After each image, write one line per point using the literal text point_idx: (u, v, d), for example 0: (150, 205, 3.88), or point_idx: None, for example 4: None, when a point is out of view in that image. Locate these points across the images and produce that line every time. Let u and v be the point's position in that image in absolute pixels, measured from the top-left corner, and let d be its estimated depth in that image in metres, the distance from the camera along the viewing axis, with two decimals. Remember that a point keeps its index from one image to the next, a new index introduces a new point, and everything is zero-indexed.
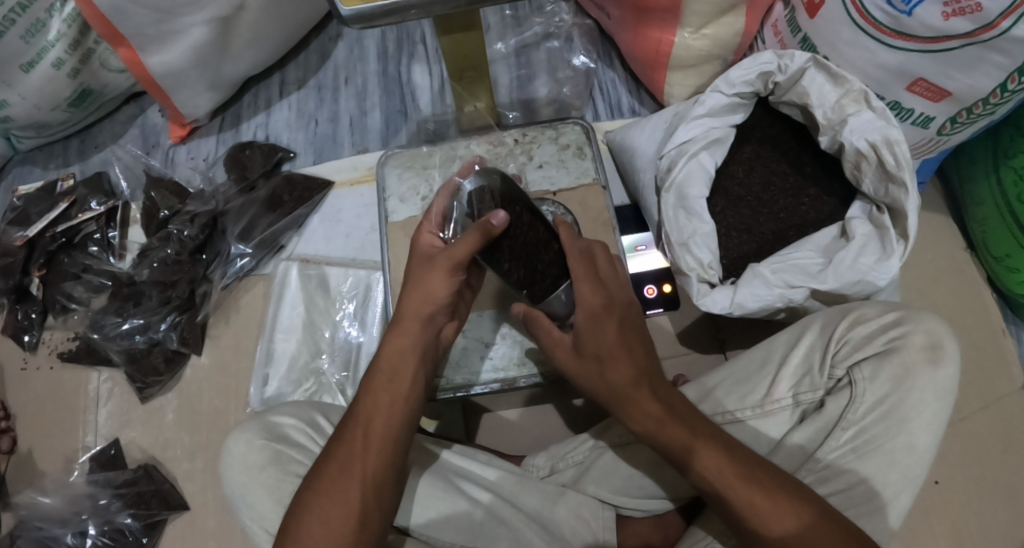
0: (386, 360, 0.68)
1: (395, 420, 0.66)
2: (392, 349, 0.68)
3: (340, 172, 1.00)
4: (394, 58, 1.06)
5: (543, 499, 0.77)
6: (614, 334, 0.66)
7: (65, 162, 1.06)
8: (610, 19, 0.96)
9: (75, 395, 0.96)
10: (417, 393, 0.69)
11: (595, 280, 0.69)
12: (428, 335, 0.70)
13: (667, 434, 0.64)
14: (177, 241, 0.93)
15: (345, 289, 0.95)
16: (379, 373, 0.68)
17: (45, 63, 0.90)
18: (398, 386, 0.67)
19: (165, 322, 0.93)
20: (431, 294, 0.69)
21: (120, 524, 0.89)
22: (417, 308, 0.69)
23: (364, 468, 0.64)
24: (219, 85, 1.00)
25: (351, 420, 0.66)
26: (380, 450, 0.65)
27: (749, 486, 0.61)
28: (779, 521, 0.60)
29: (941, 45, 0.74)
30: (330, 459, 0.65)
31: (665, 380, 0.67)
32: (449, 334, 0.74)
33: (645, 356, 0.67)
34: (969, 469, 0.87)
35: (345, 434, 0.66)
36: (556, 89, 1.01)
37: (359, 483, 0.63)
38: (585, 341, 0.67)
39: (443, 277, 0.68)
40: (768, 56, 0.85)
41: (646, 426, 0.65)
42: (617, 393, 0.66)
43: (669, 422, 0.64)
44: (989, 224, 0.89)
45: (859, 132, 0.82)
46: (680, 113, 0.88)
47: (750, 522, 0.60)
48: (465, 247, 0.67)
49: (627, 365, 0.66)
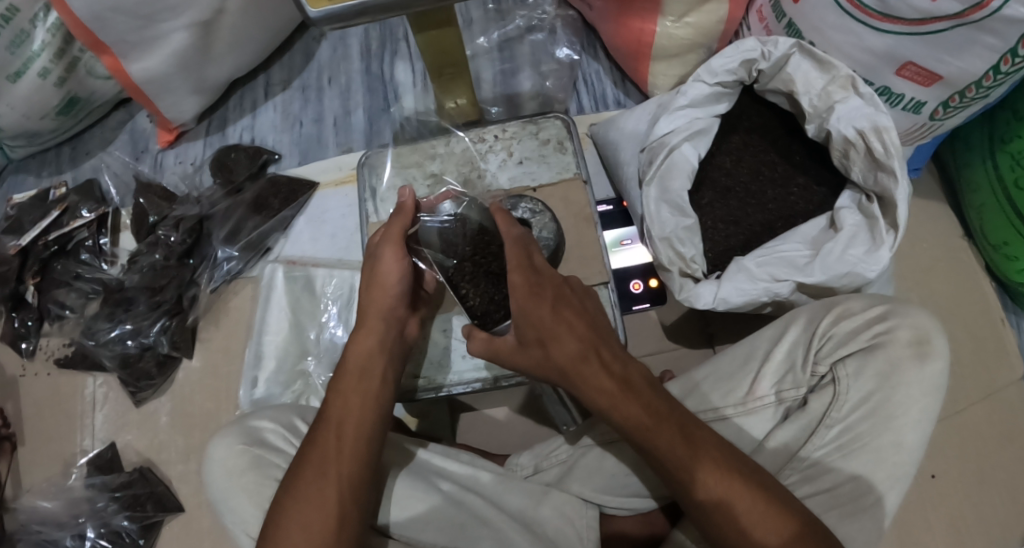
0: (351, 364, 0.69)
1: (367, 421, 0.67)
2: (358, 353, 0.70)
3: (325, 172, 1.00)
4: (378, 56, 1.05)
5: (527, 498, 0.77)
6: (550, 312, 0.66)
7: (58, 169, 1.06)
8: (592, 10, 0.94)
9: (72, 400, 0.98)
10: (387, 392, 0.70)
11: (523, 264, 0.68)
12: (391, 332, 0.72)
13: (620, 410, 0.64)
14: (165, 246, 0.95)
15: (330, 290, 0.95)
16: (348, 376, 0.69)
17: (32, 74, 0.91)
18: (368, 387, 0.69)
19: (156, 327, 0.94)
20: (386, 284, 0.72)
21: (116, 526, 0.90)
22: (377, 302, 0.72)
23: (339, 471, 0.63)
24: (204, 88, 1.00)
25: (323, 425, 0.66)
26: (354, 450, 0.65)
27: (705, 464, 0.60)
28: (742, 503, 0.59)
29: (930, 27, 0.71)
30: (304, 464, 0.64)
31: (616, 351, 0.66)
32: (414, 331, 0.77)
33: (590, 332, 0.66)
34: (966, 463, 0.85)
35: (318, 438, 0.65)
36: (540, 82, 0.99)
37: (335, 485, 0.62)
38: (525, 326, 0.66)
39: (391, 261, 0.72)
40: (752, 43, 0.82)
41: (597, 404, 0.65)
42: (564, 372, 0.66)
43: (620, 398, 0.64)
44: (987, 211, 0.86)
45: (846, 119, 0.79)
46: (663, 104, 0.86)
47: (708, 502, 0.60)
48: (397, 226, 0.73)
49: (571, 342, 0.65)
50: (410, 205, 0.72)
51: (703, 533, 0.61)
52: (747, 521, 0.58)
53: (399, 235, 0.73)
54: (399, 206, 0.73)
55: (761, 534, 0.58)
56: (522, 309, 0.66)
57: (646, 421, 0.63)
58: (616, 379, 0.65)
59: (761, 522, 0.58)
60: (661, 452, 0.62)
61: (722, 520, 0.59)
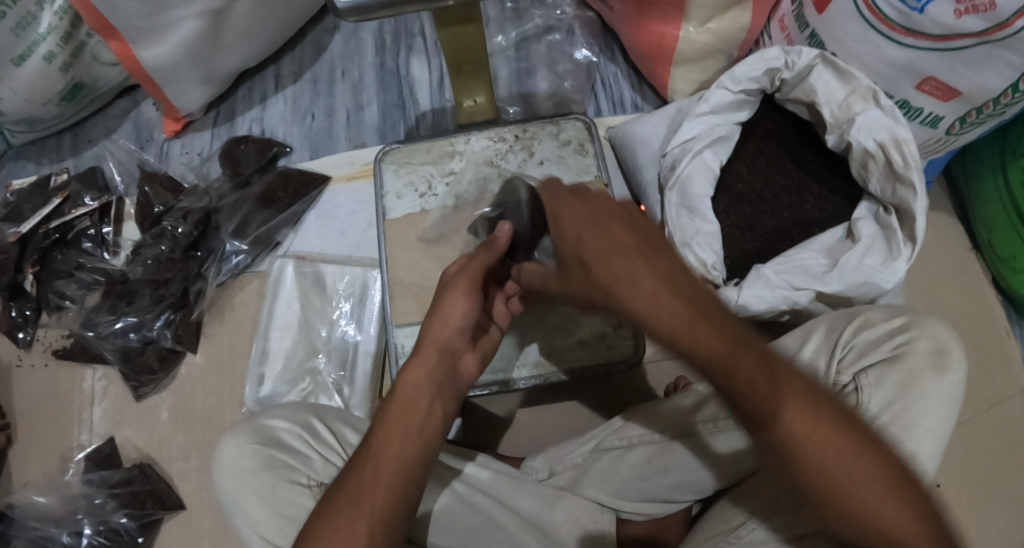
0: (401, 393, 0.62)
1: (410, 452, 0.60)
2: (410, 384, 0.62)
3: (337, 167, 0.98)
4: (392, 50, 1.03)
5: (540, 502, 0.75)
6: (600, 232, 0.56)
7: (59, 157, 1.03)
8: (611, 12, 0.93)
9: (70, 394, 0.95)
10: (436, 427, 0.62)
11: (574, 195, 0.58)
12: (445, 366, 0.63)
13: (707, 348, 0.52)
14: (171, 238, 0.92)
15: (341, 287, 0.92)
16: (397, 403, 0.61)
17: (36, 57, 0.89)
18: (416, 418, 0.61)
19: (159, 321, 0.92)
20: (449, 317, 0.64)
21: (115, 524, 0.88)
22: (436, 334, 0.63)
23: (371, 504, 0.58)
24: (213, 78, 0.98)
25: (363, 449, 0.61)
26: (390, 486, 0.58)
27: (799, 410, 0.53)
28: (832, 458, 0.53)
29: (953, 43, 0.72)
30: (337, 490, 0.59)
31: (682, 274, 0.54)
32: (472, 367, 0.66)
33: (656, 258, 0.54)
34: (968, 473, 0.86)
35: (354, 467, 0.60)
36: (556, 83, 0.98)
37: (366, 518, 0.57)
38: (567, 248, 0.58)
39: (460, 297, 0.65)
40: (776, 51, 0.83)
41: (681, 341, 0.53)
42: (630, 306, 0.54)
43: (712, 335, 0.52)
44: (994, 224, 0.87)
45: (865, 131, 0.80)
46: (684, 109, 0.86)
47: (799, 450, 0.53)
48: (478, 262, 0.67)
49: (630, 268, 0.53)
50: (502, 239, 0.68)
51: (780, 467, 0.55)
52: (820, 468, 0.53)
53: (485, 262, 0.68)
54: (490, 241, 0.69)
55: (823, 474, 0.53)
56: (578, 235, 0.56)
57: (723, 349, 0.52)
58: (684, 301, 0.53)
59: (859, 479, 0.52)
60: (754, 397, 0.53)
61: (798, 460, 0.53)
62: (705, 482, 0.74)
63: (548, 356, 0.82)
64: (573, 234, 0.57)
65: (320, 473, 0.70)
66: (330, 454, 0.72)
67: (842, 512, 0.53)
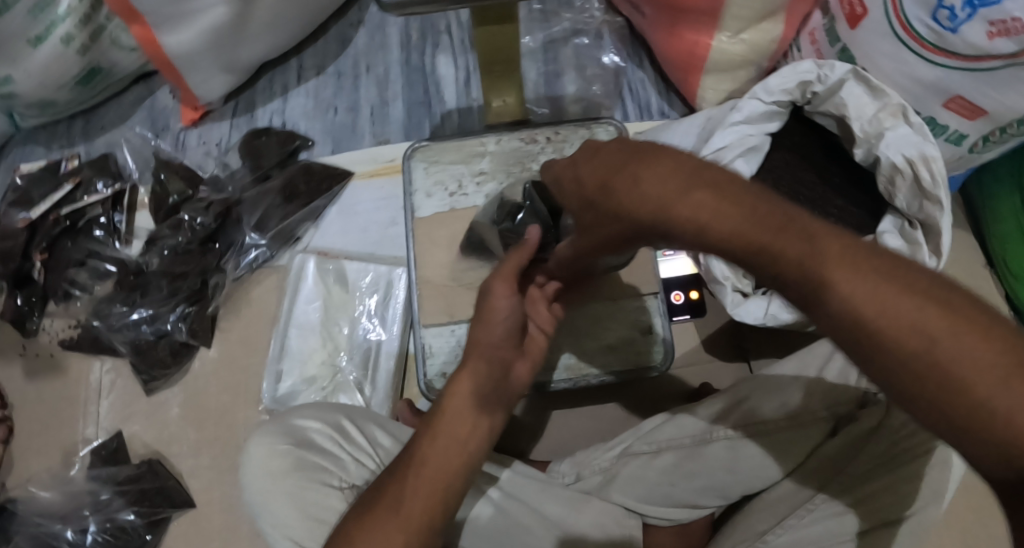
0: (453, 401, 0.58)
1: (452, 464, 0.56)
2: (462, 392, 0.58)
3: (360, 163, 0.97)
4: (418, 47, 1.02)
5: (567, 506, 0.74)
6: (609, 150, 0.46)
7: (69, 142, 1.01)
8: (643, 18, 0.94)
9: (75, 386, 0.92)
10: (481, 438, 0.58)
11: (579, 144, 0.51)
12: (494, 375, 0.59)
13: (710, 216, 0.39)
14: (188, 230, 0.90)
15: (365, 282, 0.90)
16: (446, 414, 0.58)
17: (53, 39, 0.86)
18: (460, 428, 0.57)
19: (174, 314, 0.90)
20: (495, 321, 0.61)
21: (121, 522, 0.85)
22: (484, 341, 0.60)
23: (410, 512, 0.55)
24: (235, 67, 0.95)
25: (406, 456, 0.57)
26: (429, 495, 0.55)
27: (849, 274, 0.37)
28: (951, 349, 0.35)
29: (983, 64, 0.73)
30: (378, 495, 0.56)
31: (712, 167, 0.41)
32: (523, 376, 0.62)
33: (681, 160, 0.42)
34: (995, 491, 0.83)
35: (397, 474, 0.56)
36: (584, 87, 0.99)
37: (403, 525, 0.54)
38: (582, 177, 0.49)
39: (503, 298, 0.62)
40: (808, 64, 0.84)
41: (674, 217, 0.41)
42: (660, 214, 0.41)
43: (718, 199, 0.40)
44: (1010, 241, 0.89)
45: (895, 146, 0.81)
46: (715, 118, 0.87)
47: (855, 327, 0.37)
48: (514, 263, 0.63)
49: (646, 171, 0.42)
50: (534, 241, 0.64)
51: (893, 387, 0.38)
52: (940, 360, 0.36)
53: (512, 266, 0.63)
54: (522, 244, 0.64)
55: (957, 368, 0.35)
56: (578, 173, 0.50)
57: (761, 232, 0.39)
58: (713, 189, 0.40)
59: (963, 359, 0.35)
60: (784, 258, 0.38)
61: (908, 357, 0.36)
62: (734, 487, 0.74)
63: (577, 359, 0.81)
64: (573, 175, 0.51)
65: (352, 475, 0.68)
66: (362, 455, 0.70)
67: (976, 418, 0.36)
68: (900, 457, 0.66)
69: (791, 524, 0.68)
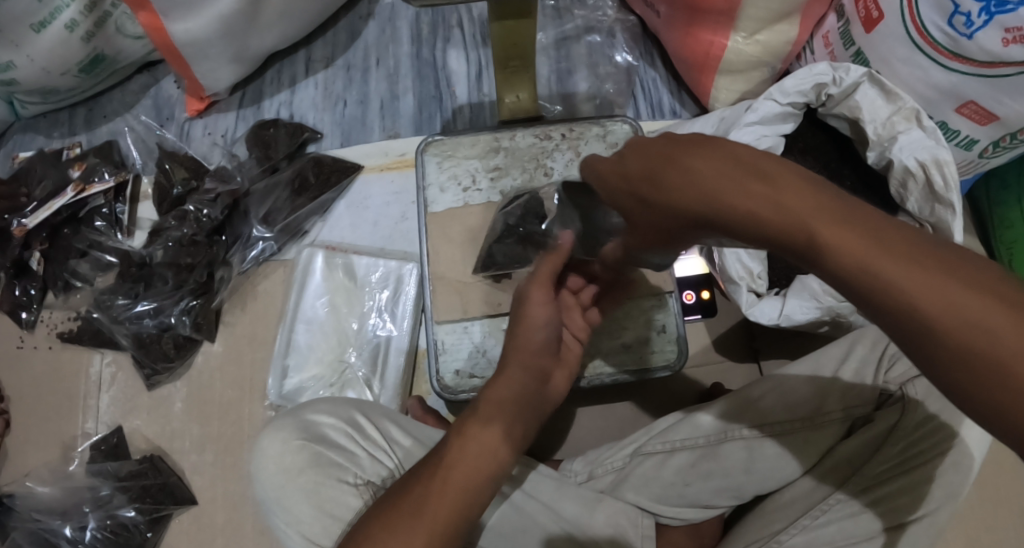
0: (486, 406, 0.60)
1: (479, 471, 0.58)
2: (496, 398, 0.61)
3: (371, 156, 0.96)
4: (429, 41, 1.01)
5: (581, 505, 0.74)
6: (654, 139, 0.43)
7: (71, 131, 0.99)
8: (658, 18, 0.94)
9: (74, 379, 0.90)
10: (511, 448, 0.60)
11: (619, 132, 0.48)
12: (531, 384, 0.62)
13: (768, 210, 0.38)
14: (194, 221, 0.88)
15: (374, 278, 0.89)
16: (476, 419, 0.60)
17: (58, 25, 0.84)
18: (491, 435, 0.59)
19: (178, 307, 0.88)
20: (533, 327, 0.64)
21: (122, 518, 0.84)
22: (523, 347, 0.64)
23: (434, 517, 0.55)
24: (244, 58, 0.94)
25: (434, 458, 0.59)
26: (454, 499, 0.56)
27: (899, 265, 0.37)
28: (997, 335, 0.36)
29: (998, 70, 0.73)
30: (401, 496, 0.57)
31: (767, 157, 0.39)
32: (559, 385, 0.67)
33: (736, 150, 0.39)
34: (1000, 499, 0.84)
35: (422, 476, 0.57)
36: (597, 85, 0.98)
37: (427, 529, 0.55)
38: (621, 167, 0.46)
39: (540, 304, 0.65)
40: (824, 67, 0.85)
41: (726, 211, 0.38)
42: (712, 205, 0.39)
43: (779, 195, 0.38)
44: (1017, 247, 0.89)
45: (908, 150, 0.82)
46: (729, 118, 0.88)
47: (907, 313, 0.37)
48: (548, 268, 0.66)
49: (697, 159, 0.40)
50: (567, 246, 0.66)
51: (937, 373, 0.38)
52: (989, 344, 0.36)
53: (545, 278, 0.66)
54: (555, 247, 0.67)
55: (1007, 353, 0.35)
56: (623, 169, 0.45)
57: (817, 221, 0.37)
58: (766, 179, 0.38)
59: (1021, 353, 0.35)
60: (841, 251, 0.37)
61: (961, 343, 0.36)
62: (747, 487, 0.74)
63: (592, 358, 0.80)
64: (614, 170, 0.47)
65: (367, 471, 0.68)
66: (377, 452, 0.69)
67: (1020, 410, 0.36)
68: (916, 459, 0.66)
69: (805, 524, 0.69)
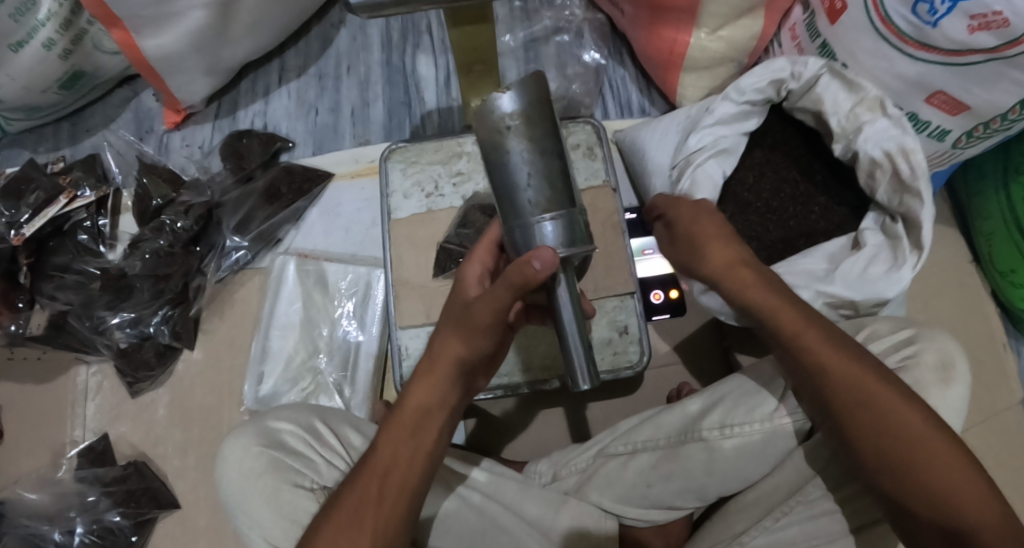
0: (405, 413, 0.59)
1: (414, 475, 0.58)
2: (416, 403, 0.59)
3: (342, 164, 0.97)
4: (399, 48, 1.03)
5: (545, 506, 0.74)
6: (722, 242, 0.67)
7: (56, 146, 1.02)
8: (623, 16, 0.94)
9: (64, 387, 0.94)
10: (441, 448, 0.60)
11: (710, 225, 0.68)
12: (456, 391, 0.60)
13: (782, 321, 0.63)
14: (170, 233, 0.90)
15: (344, 286, 0.91)
16: (400, 425, 0.59)
17: (35, 44, 0.86)
18: (424, 442, 0.59)
19: (157, 316, 0.90)
20: (465, 343, 0.58)
21: (108, 522, 0.86)
22: (451, 363, 0.59)
23: (375, 522, 0.56)
24: (217, 70, 0.96)
25: (365, 466, 0.58)
26: (396, 503, 0.57)
27: (847, 368, 0.60)
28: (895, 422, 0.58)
29: (964, 58, 0.71)
30: (336, 512, 0.57)
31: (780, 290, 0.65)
32: (479, 383, 0.65)
33: (769, 291, 0.64)
34: None
35: (357, 484, 0.57)
36: (565, 85, 0.98)
37: (370, 537, 0.55)
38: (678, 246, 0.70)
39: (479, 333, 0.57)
40: (782, 63, 0.84)
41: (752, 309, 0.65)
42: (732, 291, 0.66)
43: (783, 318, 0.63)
44: (995, 238, 0.88)
45: (874, 141, 0.80)
46: (692, 119, 0.87)
47: (845, 395, 0.60)
48: (499, 299, 0.55)
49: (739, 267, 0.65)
50: (537, 280, 0.51)
51: (859, 434, 0.59)
52: (887, 426, 0.58)
53: (492, 319, 0.56)
54: (524, 273, 0.51)
55: (898, 437, 0.58)
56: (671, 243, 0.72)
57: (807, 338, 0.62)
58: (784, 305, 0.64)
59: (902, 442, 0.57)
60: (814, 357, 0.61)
61: (875, 424, 0.58)
62: (710, 488, 0.72)
63: (552, 360, 0.81)
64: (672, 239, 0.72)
65: (324, 476, 0.69)
66: (334, 458, 0.70)
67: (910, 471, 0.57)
68: None
69: (766, 526, 0.67)
